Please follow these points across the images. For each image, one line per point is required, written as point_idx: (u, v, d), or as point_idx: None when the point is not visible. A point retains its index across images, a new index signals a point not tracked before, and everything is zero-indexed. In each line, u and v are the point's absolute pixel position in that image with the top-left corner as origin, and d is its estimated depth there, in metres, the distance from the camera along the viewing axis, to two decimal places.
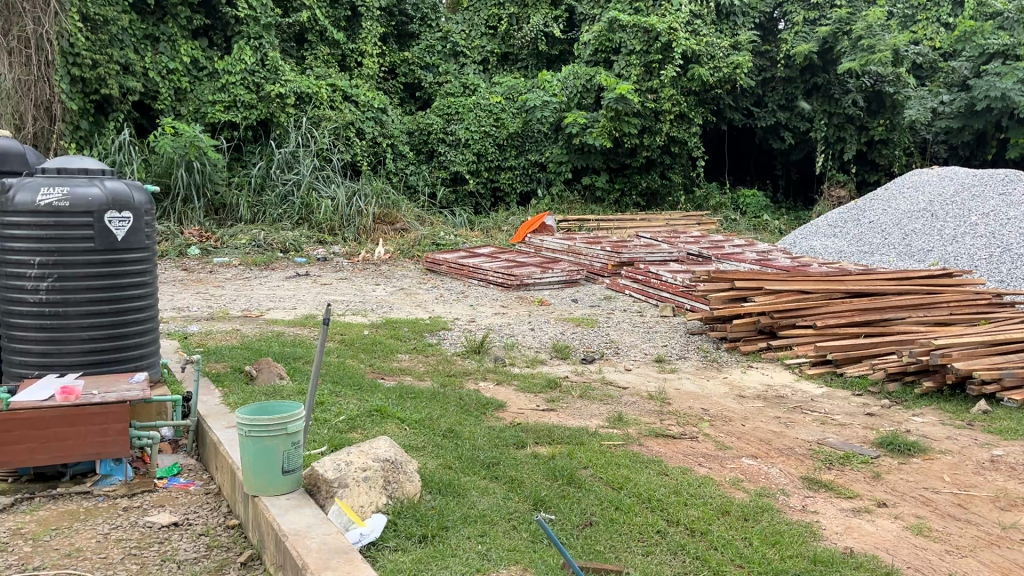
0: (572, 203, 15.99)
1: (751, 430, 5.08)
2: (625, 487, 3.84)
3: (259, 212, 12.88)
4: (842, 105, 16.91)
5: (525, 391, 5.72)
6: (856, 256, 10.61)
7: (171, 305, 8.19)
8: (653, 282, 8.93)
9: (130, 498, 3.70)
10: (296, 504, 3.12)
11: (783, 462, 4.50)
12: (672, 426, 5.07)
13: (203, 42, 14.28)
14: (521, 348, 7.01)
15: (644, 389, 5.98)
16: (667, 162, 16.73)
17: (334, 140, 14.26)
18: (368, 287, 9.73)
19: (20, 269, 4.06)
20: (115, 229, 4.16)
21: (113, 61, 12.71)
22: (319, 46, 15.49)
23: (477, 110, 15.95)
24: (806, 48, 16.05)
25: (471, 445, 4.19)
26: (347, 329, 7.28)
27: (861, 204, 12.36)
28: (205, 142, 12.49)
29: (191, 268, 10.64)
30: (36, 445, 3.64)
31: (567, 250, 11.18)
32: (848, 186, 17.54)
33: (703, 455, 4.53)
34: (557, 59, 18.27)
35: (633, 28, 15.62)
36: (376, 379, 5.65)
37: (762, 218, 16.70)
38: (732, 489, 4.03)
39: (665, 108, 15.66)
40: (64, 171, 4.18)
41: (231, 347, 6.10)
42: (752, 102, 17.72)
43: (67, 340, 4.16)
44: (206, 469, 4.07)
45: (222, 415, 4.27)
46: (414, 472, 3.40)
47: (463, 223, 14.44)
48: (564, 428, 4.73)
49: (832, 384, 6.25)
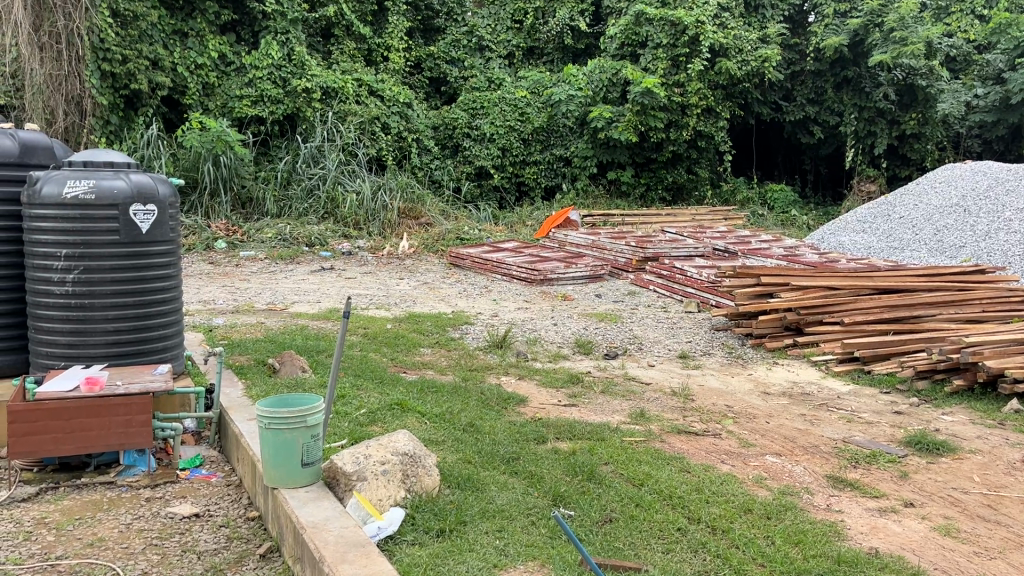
0: (598, 198, 15.90)
1: (776, 428, 5.01)
2: (646, 484, 3.80)
3: (285, 207, 12.94)
4: (873, 99, 16.60)
5: (546, 386, 5.70)
6: (886, 252, 10.44)
7: (197, 298, 8.26)
8: (678, 277, 8.86)
9: (152, 489, 3.73)
10: (315, 497, 3.12)
11: (807, 460, 4.43)
12: (695, 422, 5.01)
13: (231, 37, 14.41)
14: (544, 343, 6.98)
15: (667, 385, 5.92)
16: (694, 157, 16.61)
17: (360, 135, 14.30)
18: (392, 281, 9.75)
19: (47, 261, 4.11)
20: (140, 222, 4.19)
21: (143, 56, 12.85)
22: (345, 41, 15.51)
23: (502, 104, 15.93)
24: (836, 41, 15.79)
25: (491, 440, 4.17)
26: (369, 323, 7.30)
27: (892, 200, 12.15)
28: (231, 137, 12.61)
29: (217, 262, 10.73)
30: (60, 435, 3.67)
31: (591, 245, 11.11)
32: (879, 180, 17.30)
33: (726, 452, 4.47)
34: (582, 53, 18.19)
35: (660, 22, 15.45)
36: (398, 373, 5.66)
37: (790, 214, 16.51)
38: (756, 487, 3.97)
39: (692, 102, 15.49)
40: (90, 163, 4.21)
41: (255, 340, 6.14)
42: (781, 95, 17.58)
43: (92, 332, 4.20)
44: (228, 461, 4.09)
45: (244, 407, 4.29)
46: (434, 466, 3.38)
47: (488, 218, 14.43)
48: (586, 424, 4.69)
49: (859, 382, 6.15)
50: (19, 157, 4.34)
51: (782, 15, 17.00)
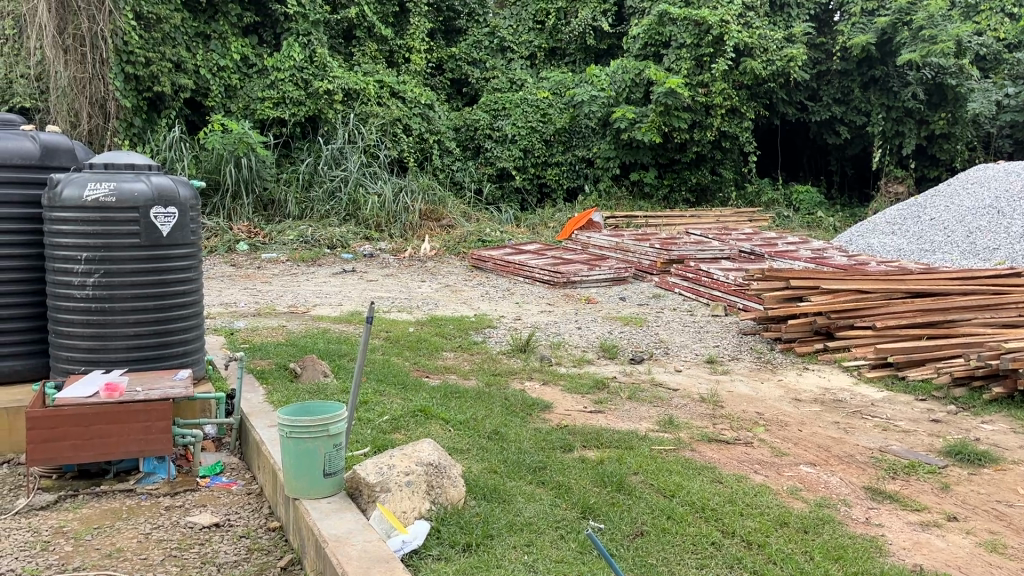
0: (620, 199, 15.77)
1: (809, 436, 4.87)
2: (677, 495, 3.69)
3: (307, 208, 12.90)
4: (901, 98, 16.33)
5: (572, 391, 5.59)
6: (917, 254, 10.22)
7: (219, 300, 8.24)
8: (704, 280, 8.72)
9: (172, 497, 3.66)
10: (337, 508, 3.03)
11: (843, 470, 4.29)
12: (725, 430, 4.88)
13: (253, 39, 14.43)
14: (568, 347, 6.87)
15: (695, 391, 5.79)
16: (718, 158, 16.45)
17: (382, 136, 14.26)
18: (414, 283, 9.69)
19: (68, 264, 4.05)
20: (161, 225, 4.13)
21: (166, 59, 12.88)
22: (367, 43, 15.48)
23: (524, 105, 15.83)
24: (863, 40, 15.52)
25: (516, 448, 4.07)
26: (392, 326, 7.23)
27: (922, 201, 11.92)
28: (254, 138, 12.59)
29: (239, 264, 10.72)
30: (80, 441, 3.61)
31: (615, 247, 10.99)
32: (907, 181, 17.09)
33: (759, 462, 4.33)
34: (605, 53, 18.03)
35: (684, 22, 15.24)
36: (421, 377, 5.58)
37: (816, 215, 16.28)
38: (791, 499, 3.83)
39: (716, 102, 15.29)
40: (111, 166, 4.15)
41: (277, 343, 6.08)
42: (806, 95, 17.34)
43: (113, 336, 4.14)
44: (248, 469, 4.02)
45: (265, 413, 4.22)
46: (459, 477, 3.27)
47: (510, 220, 14.36)
48: (613, 432, 4.58)
49: (893, 388, 5.99)
50: (40, 159, 4.29)
51: (808, 14, 16.68)
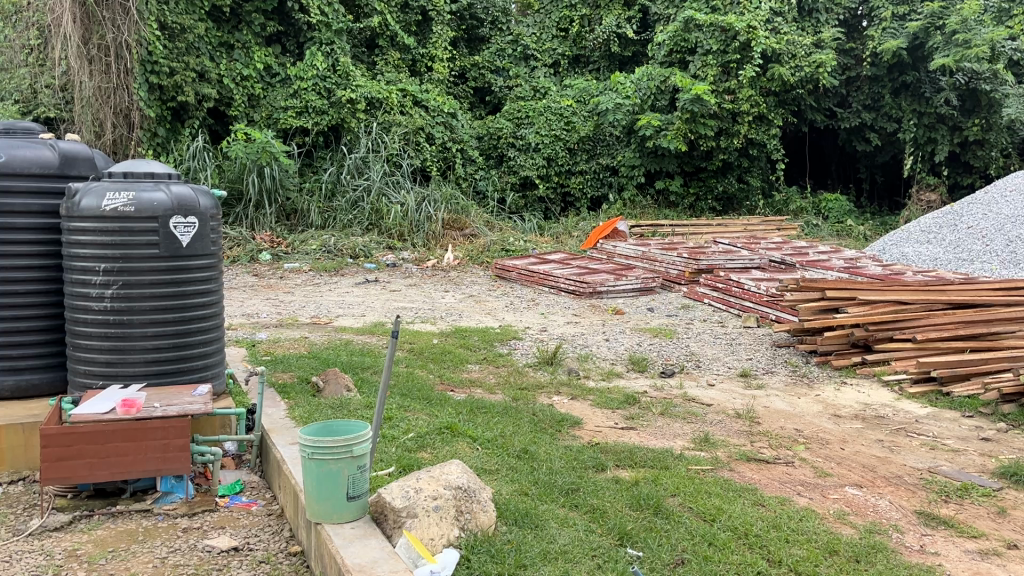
0: (646, 208, 15.62)
1: (853, 455, 4.65)
2: (718, 520, 3.49)
3: (330, 218, 12.81)
4: (933, 104, 16.13)
5: (601, 407, 5.39)
6: (954, 264, 9.92)
7: (240, 311, 8.13)
8: (735, 290, 8.50)
9: (190, 518, 3.52)
10: (361, 535, 2.87)
11: (891, 492, 4.07)
12: (764, 449, 4.67)
13: (277, 49, 14.39)
14: (596, 360, 6.68)
15: (730, 406, 5.58)
16: (745, 166, 16.22)
17: (405, 145, 14.19)
18: (437, 293, 9.57)
19: (85, 276, 3.94)
20: (180, 235, 4.01)
21: (190, 68, 12.86)
22: (389, 52, 15.42)
23: (548, 113, 15.71)
24: (895, 45, 15.18)
25: (547, 467, 3.88)
26: (416, 338, 7.07)
27: (958, 209, 11.62)
28: (277, 148, 12.54)
29: (262, 274, 10.63)
30: (96, 459, 3.48)
31: (642, 256, 10.79)
32: (939, 189, 16.82)
33: (802, 483, 4.12)
34: (630, 60, 17.80)
35: (709, 28, 15.00)
36: (446, 392, 5.41)
37: (845, 224, 15.98)
38: (838, 524, 3.62)
39: (743, 109, 15.02)
40: (130, 175, 4.04)
41: (300, 356, 5.95)
42: (835, 102, 17.00)
43: (132, 349, 4.01)
44: (269, 488, 3.87)
45: (287, 429, 4.06)
46: (489, 501, 3.09)
47: (533, 229, 14.21)
48: (648, 450, 4.39)
49: (938, 404, 5.75)
50: (59, 168, 4.19)
51: (838, 19, 16.13)
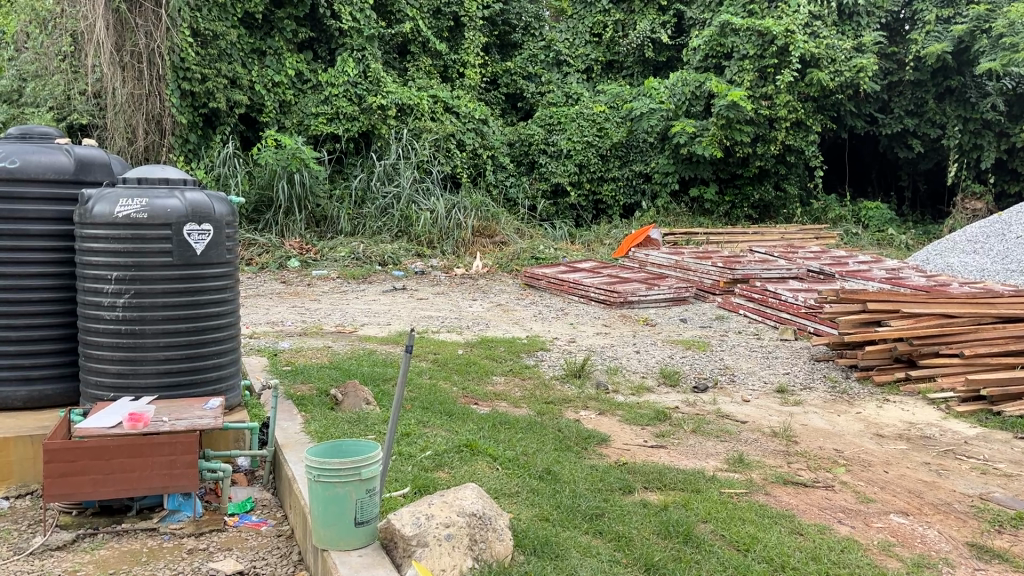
0: (679, 216, 15.37)
1: (898, 478, 4.37)
2: (752, 550, 3.26)
3: (359, 224, 12.72)
4: (979, 110, 15.63)
5: (630, 423, 5.18)
6: (1003, 275, 9.53)
7: (265, 319, 8.04)
8: (771, 301, 8.23)
9: (196, 538, 3.38)
10: (368, 563, 2.69)
11: (940, 521, 3.80)
12: (802, 471, 4.41)
13: (308, 55, 14.40)
14: (626, 373, 6.46)
15: (766, 424, 5.32)
16: (783, 173, 15.89)
17: (435, 152, 14.08)
18: (465, 302, 9.41)
19: (97, 284, 3.83)
20: (194, 242, 3.89)
21: (221, 75, 12.89)
22: (421, 58, 15.35)
23: (580, 119, 15.50)
24: (939, 49, 14.72)
25: (571, 490, 3.68)
26: (440, 348, 6.90)
27: (1006, 218, 11.19)
28: (307, 154, 12.46)
29: (289, 281, 10.56)
30: (100, 476, 3.35)
31: (675, 265, 10.53)
32: (986, 198, 16.31)
33: (844, 510, 3.86)
34: (664, 66, 17.53)
35: (746, 32, 14.64)
36: (468, 406, 5.23)
37: (886, 232, 15.54)
38: (883, 556, 3.36)
39: (781, 115, 14.61)
40: (145, 180, 3.93)
41: (321, 366, 5.82)
42: (876, 107, 16.58)
43: (144, 360, 3.89)
44: (280, 507, 3.72)
45: (301, 444, 3.91)
46: (506, 529, 2.89)
47: (564, 236, 14.01)
48: (678, 471, 4.17)
49: (988, 425, 5.44)
50: (75, 174, 4.08)
51: (879, 23, 15.66)
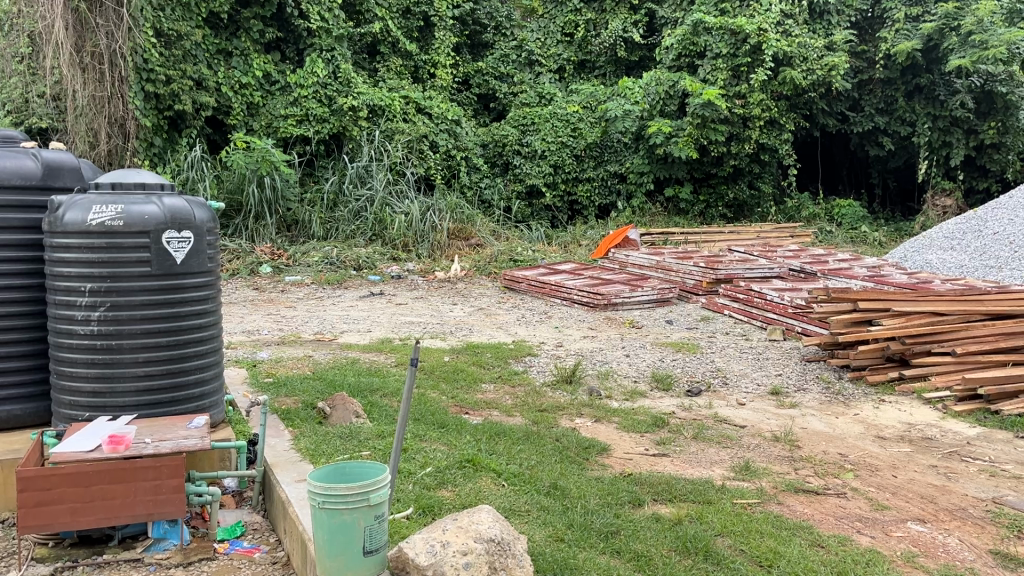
0: (655, 216, 15.38)
1: (909, 483, 4.27)
2: (775, 566, 3.11)
3: (332, 229, 12.44)
4: (948, 107, 15.79)
5: (629, 430, 5.01)
6: (982, 270, 9.56)
7: (240, 328, 7.76)
8: (757, 302, 8.15)
9: (185, 569, 3.14)
10: None
11: (959, 529, 3.70)
12: (811, 478, 4.28)
13: (276, 56, 14.08)
14: (618, 378, 6.30)
15: (766, 428, 5.19)
16: (756, 172, 15.93)
17: (408, 154, 13.87)
18: (445, 307, 9.20)
19: (70, 297, 3.57)
20: (174, 251, 3.64)
21: (187, 76, 12.55)
22: (391, 58, 15.11)
23: (554, 119, 15.37)
24: (909, 46, 14.83)
25: (582, 506, 3.50)
26: (426, 356, 6.68)
27: (982, 214, 11.24)
28: (277, 157, 12.15)
29: (263, 288, 10.28)
30: (78, 505, 3.10)
31: (656, 266, 10.41)
32: (955, 194, 16.50)
33: (861, 518, 3.74)
34: (636, 65, 17.45)
35: (719, 31, 14.59)
36: (461, 416, 5.03)
37: (859, 230, 15.61)
38: (909, 568, 3.23)
39: (754, 114, 14.61)
40: (119, 186, 3.67)
41: (303, 377, 5.57)
42: (847, 105, 16.70)
43: (121, 377, 3.64)
44: (273, 531, 3.50)
45: (293, 464, 3.69)
46: (525, 553, 2.69)
47: (541, 238, 13.86)
48: (686, 481, 4.01)
49: (987, 424, 5.38)
50: (42, 179, 3.81)
51: (848, 22, 15.72)
